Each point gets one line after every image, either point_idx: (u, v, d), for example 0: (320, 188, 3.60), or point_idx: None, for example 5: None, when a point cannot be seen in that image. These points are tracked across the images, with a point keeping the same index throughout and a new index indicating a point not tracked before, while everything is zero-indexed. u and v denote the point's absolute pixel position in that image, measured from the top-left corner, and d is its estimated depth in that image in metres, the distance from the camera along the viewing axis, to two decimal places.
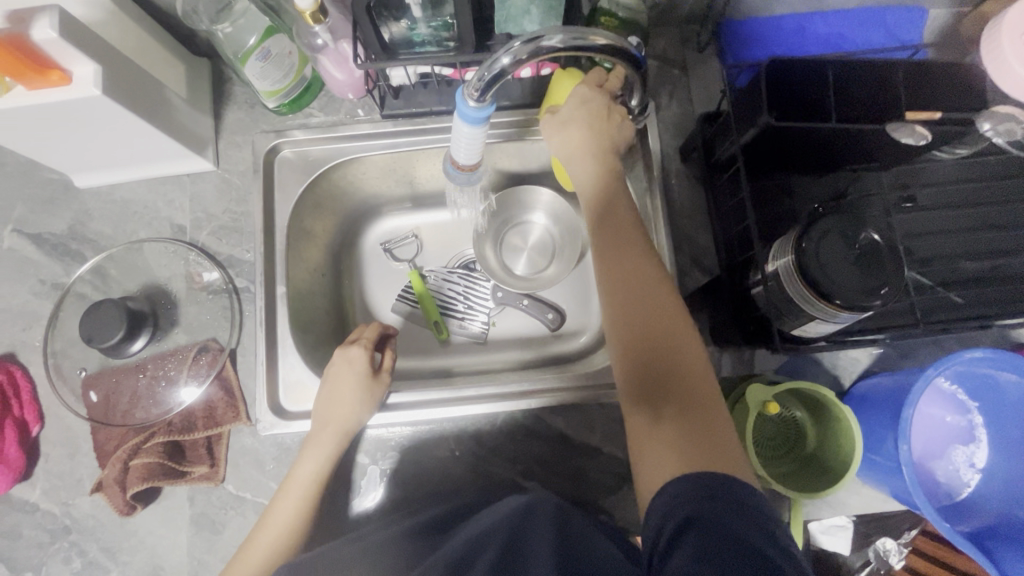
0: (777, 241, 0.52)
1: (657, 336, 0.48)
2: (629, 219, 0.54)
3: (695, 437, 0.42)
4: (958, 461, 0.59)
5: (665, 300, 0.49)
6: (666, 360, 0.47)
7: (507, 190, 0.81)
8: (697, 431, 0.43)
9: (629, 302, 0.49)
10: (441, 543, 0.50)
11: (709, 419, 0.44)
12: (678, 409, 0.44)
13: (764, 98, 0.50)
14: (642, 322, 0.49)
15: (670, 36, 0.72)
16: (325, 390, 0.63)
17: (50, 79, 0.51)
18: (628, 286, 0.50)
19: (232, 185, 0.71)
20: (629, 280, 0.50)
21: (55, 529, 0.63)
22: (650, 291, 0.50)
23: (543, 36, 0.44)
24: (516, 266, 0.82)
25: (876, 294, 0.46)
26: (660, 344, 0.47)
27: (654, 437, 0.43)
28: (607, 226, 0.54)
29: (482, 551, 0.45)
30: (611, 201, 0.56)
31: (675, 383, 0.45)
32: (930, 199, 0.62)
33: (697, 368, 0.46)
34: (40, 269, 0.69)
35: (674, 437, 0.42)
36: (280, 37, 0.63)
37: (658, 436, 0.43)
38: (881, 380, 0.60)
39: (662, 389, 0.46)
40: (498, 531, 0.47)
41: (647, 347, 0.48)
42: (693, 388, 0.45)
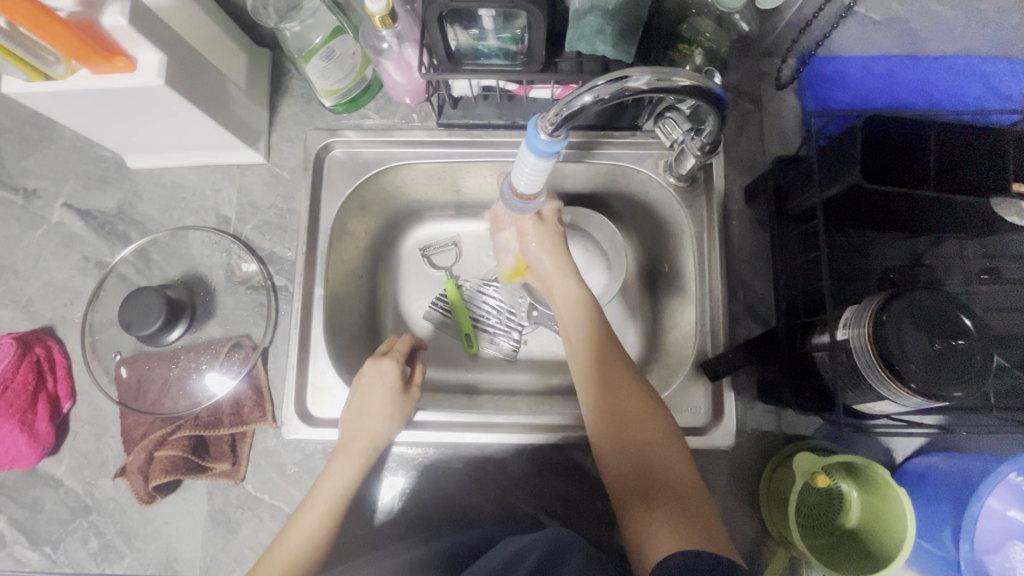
0: (852, 307, 0.49)
1: (634, 434, 0.54)
2: (602, 324, 0.63)
3: (685, 526, 0.47)
4: (1015, 560, 0.55)
5: (640, 403, 0.56)
6: (646, 456, 0.53)
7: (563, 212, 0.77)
8: (684, 517, 0.48)
9: (608, 408, 0.56)
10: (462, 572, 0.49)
11: (692, 505, 0.49)
12: (663, 499, 0.50)
13: (857, 155, 0.46)
14: (620, 425, 0.55)
15: (748, 68, 0.68)
16: (354, 401, 0.62)
17: (115, 65, 0.50)
18: (601, 396, 0.57)
19: (280, 180, 0.70)
20: (605, 386, 0.58)
21: (77, 508, 0.63)
22: (624, 394, 0.57)
23: (630, 76, 0.42)
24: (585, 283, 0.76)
25: (956, 385, 0.43)
26: (637, 441, 0.54)
27: (647, 527, 0.48)
28: (585, 335, 0.62)
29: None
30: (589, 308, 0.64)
31: (656, 480, 0.51)
32: (1016, 273, 0.57)
33: (674, 458, 0.53)
34: (85, 245, 0.69)
35: (667, 525, 0.47)
36: (346, 38, 0.61)
37: (652, 526, 0.48)
38: (941, 464, 0.56)
39: (642, 483, 0.52)
40: (524, 557, 0.46)
41: (625, 444, 0.54)
42: (672, 477, 0.51)
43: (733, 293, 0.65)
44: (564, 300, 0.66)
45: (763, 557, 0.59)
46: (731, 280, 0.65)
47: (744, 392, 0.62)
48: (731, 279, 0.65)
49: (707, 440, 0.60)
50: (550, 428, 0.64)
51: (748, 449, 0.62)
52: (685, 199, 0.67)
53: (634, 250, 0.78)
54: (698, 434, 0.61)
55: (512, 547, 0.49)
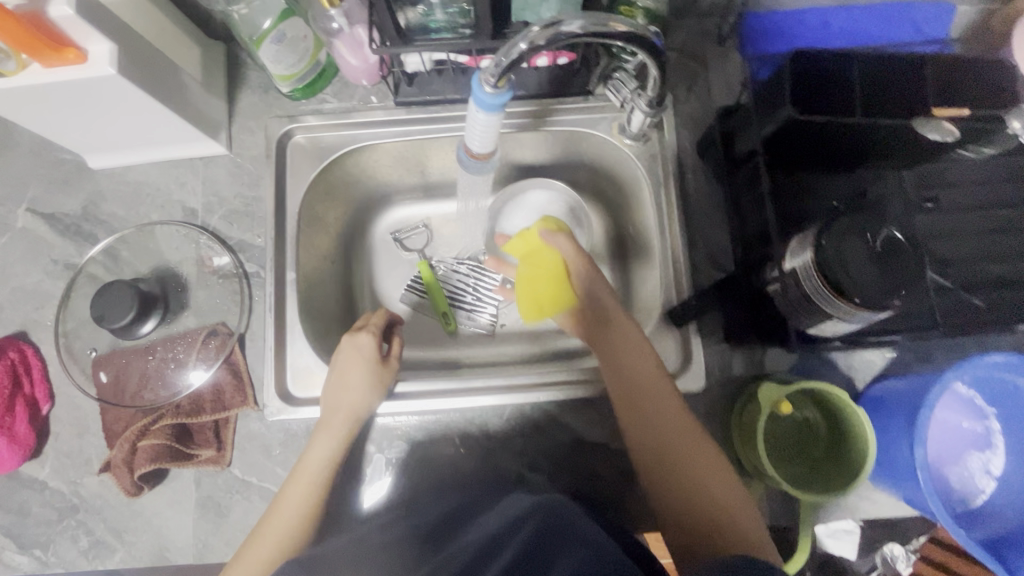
0: (796, 238, 0.51)
1: (682, 469, 0.55)
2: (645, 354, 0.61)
3: None
4: (974, 468, 0.58)
5: (685, 437, 0.56)
6: (695, 492, 0.54)
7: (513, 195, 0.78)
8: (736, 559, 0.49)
9: (653, 441, 0.57)
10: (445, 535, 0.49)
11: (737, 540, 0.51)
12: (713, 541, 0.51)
13: (788, 91, 0.49)
14: (667, 461, 0.56)
15: (690, 27, 0.70)
16: (334, 375, 0.63)
17: (65, 56, 0.51)
18: (647, 429, 0.57)
19: (244, 170, 0.71)
20: (652, 421, 0.57)
21: (64, 507, 0.63)
22: (669, 421, 0.57)
23: (563, 21, 0.43)
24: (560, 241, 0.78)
25: (895, 294, 0.46)
26: (686, 476, 0.55)
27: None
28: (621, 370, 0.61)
29: (496, 557, 0.45)
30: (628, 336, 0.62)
31: (709, 517, 0.53)
32: (953, 200, 0.60)
33: (722, 491, 0.54)
34: (52, 249, 0.69)
35: None
36: (296, 20, 0.63)
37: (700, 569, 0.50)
38: (896, 385, 0.59)
39: (694, 522, 0.53)
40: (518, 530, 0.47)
41: (672, 478, 0.55)
42: (726, 512, 0.53)
43: (693, 244, 0.67)
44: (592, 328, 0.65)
45: (742, 492, 0.62)
46: (691, 232, 0.67)
47: (711, 337, 0.65)
48: (690, 230, 0.67)
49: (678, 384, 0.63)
50: (529, 387, 0.66)
51: (720, 391, 0.64)
52: (641, 157, 0.69)
53: (599, 216, 0.80)
54: (669, 380, 0.63)
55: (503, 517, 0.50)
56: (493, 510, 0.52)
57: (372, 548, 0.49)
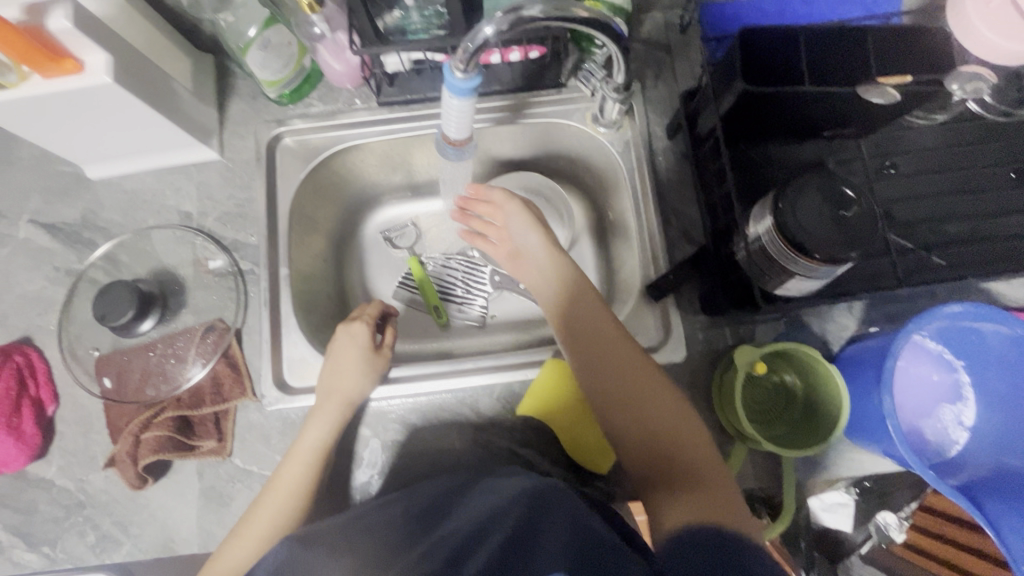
0: (758, 205, 0.54)
1: (637, 403, 0.57)
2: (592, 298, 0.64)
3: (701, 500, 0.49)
4: (947, 420, 0.60)
5: (636, 367, 0.59)
6: (651, 422, 0.56)
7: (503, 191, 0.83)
8: (695, 489, 0.51)
9: (602, 375, 0.59)
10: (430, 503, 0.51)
11: (705, 474, 0.52)
12: (679, 477, 0.52)
13: (739, 64, 0.52)
14: (621, 399, 0.58)
15: (654, 19, 0.74)
16: (330, 362, 0.66)
17: (64, 66, 0.54)
18: (600, 369, 0.59)
19: (236, 173, 0.74)
20: (610, 364, 0.59)
21: (71, 505, 0.65)
22: (621, 357, 0.59)
23: (524, 9, 0.46)
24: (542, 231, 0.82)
25: (852, 247, 0.48)
26: (640, 408, 0.57)
27: (666, 510, 0.50)
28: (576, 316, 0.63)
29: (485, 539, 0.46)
30: (588, 295, 0.65)
31: (666, 453, 0.54)
32: (911, 165, 0.63)
33: (681, 426, 0.55)
34: (54, 257, 0.72)
35: (684, 506, 0.49)
36: (280, 27, 0.66)
37: (672, 504, 0.50)
38: (869, 343, 0.61)
39: (660, 455, 0.54)
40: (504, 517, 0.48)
41: (629, 411, 0.57)
42: (674, 433, 0.55)
43: (668, 222, 0.70)
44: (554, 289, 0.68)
45: (726, 457, 0.64)
46: (664, 211, 0.70)
47: (689, 309, 0.67)
48: (664, 210, 0.70)
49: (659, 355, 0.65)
50: (517, 366, 0.68)
51: (700, 360, 0.66)
52: (613, 143, 0.73)
53: (579, 204, 0.83)
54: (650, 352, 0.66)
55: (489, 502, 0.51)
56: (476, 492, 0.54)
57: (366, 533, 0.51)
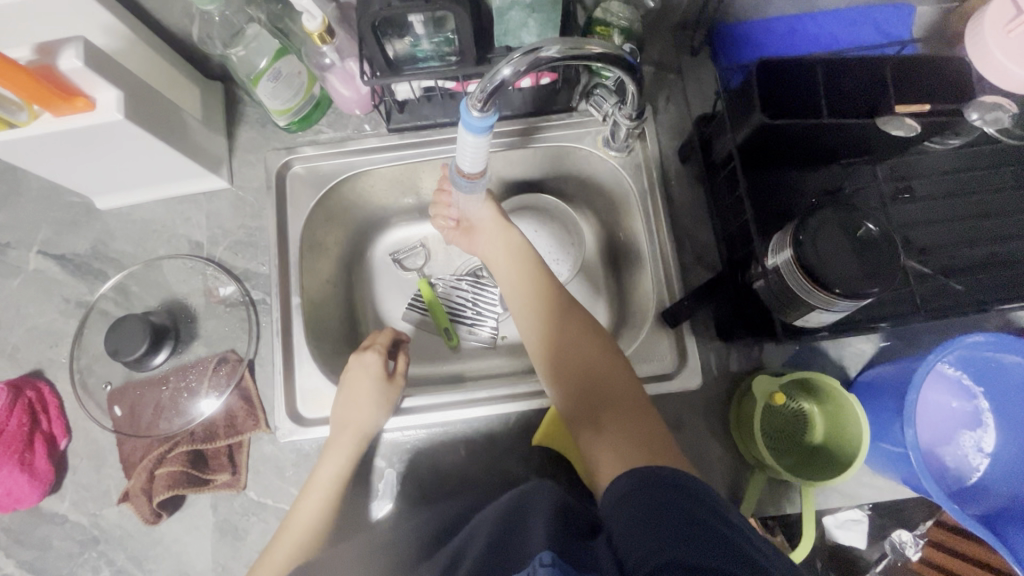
0: (777, 236, 0.54)
1: (580, 358, 0.60)
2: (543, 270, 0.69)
3: (627, 436, 0.52)
4: (967, 447, 0.60)
5: (581, 329, 0.62)
6: (593, 372, 0.58)
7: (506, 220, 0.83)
8: (624, 426, 0.53)
9: (552, 334, 0.63)
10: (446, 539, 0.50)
11: (637, 416, 0.54)
12: (609, 420, 0.54)
13: (757, 97, 0.52)
14: (567, 354, 0.60)
15: (665, 42, 0.74)
16: (344, 393, 0.65)
17: (75, 105, 0.54)
18: (550, 329, 0.63)
19: (246, 202, 0.74)
20: (562, 327, 0.63)
21: (84, 540, 0.65)
22: (566, 322, 0.63)
23: (541, 48, 0.47)
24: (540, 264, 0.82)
25: (874, 282, 0.48)
26: (582, 359, 0.60)
27: (597, 446, 0.52)
28: (531, 282, 0.68)
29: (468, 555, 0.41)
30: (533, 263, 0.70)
31: (604, 394, 0.56)
32: (927, 189, 0.63)
33: (613, 376, 0.58)
34: (64, 288, 0.72)
35: (612, 443, 0.52)
36: (291, 58, 0.66)
37: (602, 445, 0.52)
38: (887, 369, 0.61)
39: (593, 400, 0.56)
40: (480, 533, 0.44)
41: (572, 364, 0.59)
42: (612, 382, 0.57)
43: (681, 246, 0.70)
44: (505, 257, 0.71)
45: (744, 485, 0.63)
46: (677, 234, 0.70)
47: (704, 334, 0.67)
48: (678, 234, 0.70)
49: (675, 382, 0.64)
50: (531, 395, 0.68)
51: (716, 386, 0.66)
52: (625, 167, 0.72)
53: (590, 224, 0.83)
54: (666, 379, 0.65)
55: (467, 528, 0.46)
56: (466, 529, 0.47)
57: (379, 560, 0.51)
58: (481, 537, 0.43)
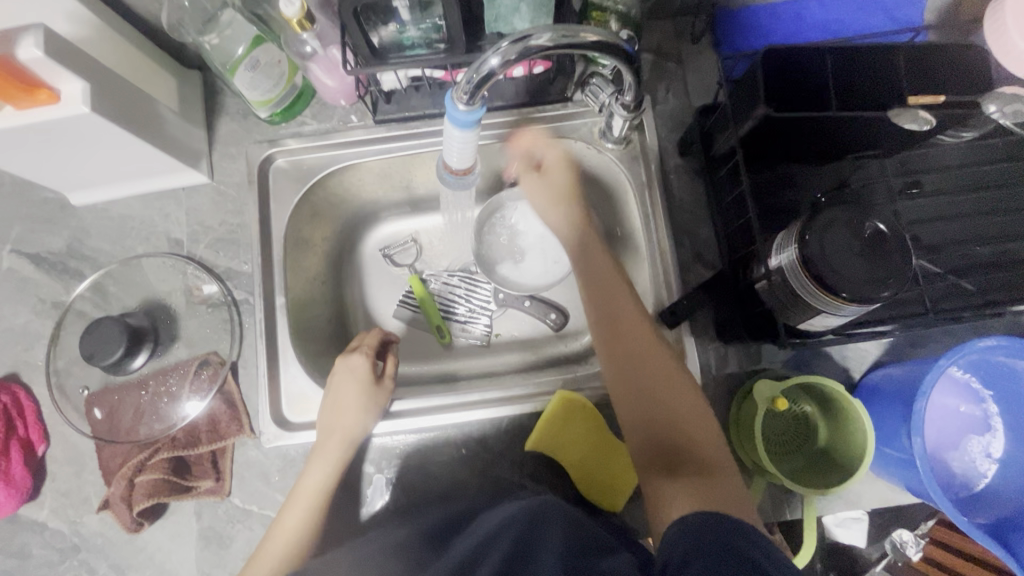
0: (781, 234, 0.51)
1: (656, 389, 0.54)
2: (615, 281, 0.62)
3: (705, 484, 0.47)
4: (974, 452, 0.57)
5: (656, 356, 0.56)
6: (669, 410, 0.53)
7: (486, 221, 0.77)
8: (702, 474, 0.48)
9: (623, 357, 0.57)
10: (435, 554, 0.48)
11: (713, 460, 0.49)
12: (687, 465, 0.49)
13: (761, 88, 0.49)
14: (640, 384, 0.55)
15: (664, 28, 0.70)
16: (330, 397, 0.63)
17: (37, 97, 0.50)
18: (623, 350, 0.57)
19: (227, 197, 0.71)
20: (636, 349, 0.56)
21: (65, 548, 0.63)
22: (639, 344, 0.57)
23: (531, 35, 0.44)
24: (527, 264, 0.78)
25: (883, 285, 0.45)
26: (659, 392, 0.54)
27: (666, 489, 0.47)
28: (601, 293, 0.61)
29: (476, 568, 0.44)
30: (609, 271, 0.62)
31: (680, 436, 0.51)
32: (937, 183, 0.60)
33: (695, 418, 0.52)
34: (39, 288, 0.69)
35: (685, 488, 0.47)
36: (269, 46, 0.63)
37: (671, 485, 0.47)
38: (893, 372, 0.58)
39: (667, 442, 0.51)
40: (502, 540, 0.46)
41: (646, 398, 0.54)
42: (690, 424, 0.52)
43: (681, 244, 0.67)
44: (575, 260, 0.65)
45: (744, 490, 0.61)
46: (677, 230, 0.67)
47: (703, 335, 0.64)
48: (678, 230, 0.67)
49: None
50: (524, 398, 0.65)
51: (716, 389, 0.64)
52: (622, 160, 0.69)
53: None
54: None
55: (490, 527, 0.49)
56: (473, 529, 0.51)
57: (367, 564, 0.49)
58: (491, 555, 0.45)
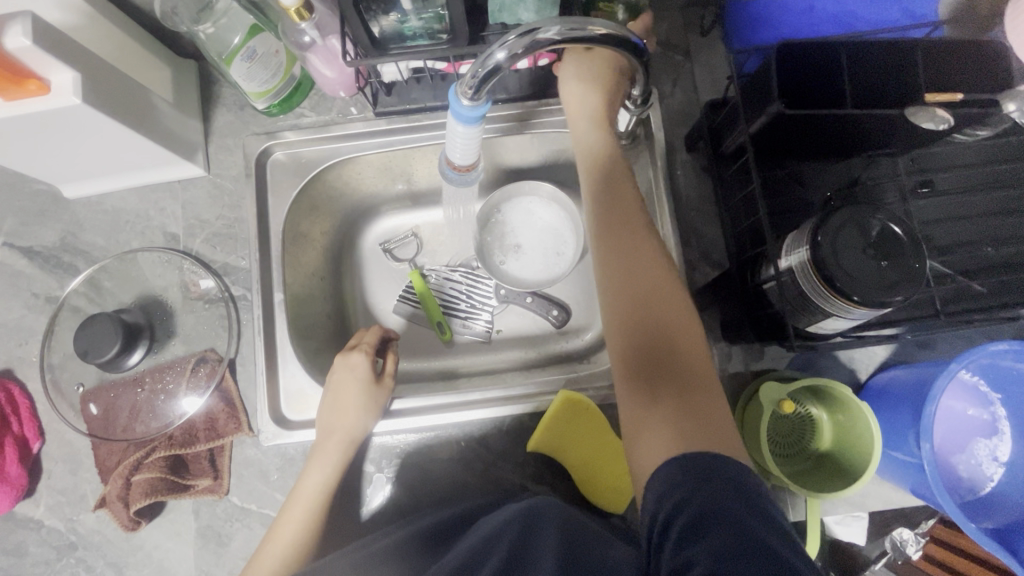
0: (792, 234, 0.50)
1: (654, 304, 0.48)
2: (623, 181, 0.54)
3: (689, 415, 0.42)
4: (981, 456, 0.57)
5: (658, 267, 0.50)
6: (663, 325, 0.47)
7: (485, 221, 0.75)
8: (688, 403, 0.43)
9: (625, 262, 0.50)
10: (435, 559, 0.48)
11: (704, 387, 0.44)
12: (677, 382, 0.44)
13: (775, 84, 0.48)
14: (637, 295, 0.48)
15: (673, 19, 0.69)
16: (329, 396, 0.62)
17: (26, 88, 0.49)
18: (625, 256, 0.50)
19: (224, 190, 0.70)
20: (638, 257, 0.50)
21: (62, 546, 0.62)
22: (644, 253, 0.50)
23: (539, 28, 0.43)
24: (529, 264, 0.75)
25: (896, 290, 0.44)
26: (655, 306, 0.48)
27: (647, 416, 0.43)
28: (602, 193, 0.54)
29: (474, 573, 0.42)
30: (609, 175, 0.55)
31: (671, 355, 0.46)
32: (949, 183, 0.59)
33: (690, 333, 0.47)
34: (33, 282, 0.68)
35: (667, 418, 0.42)
36: (266, 36, 0.61)
37: (653, 412, 0.43)
38: (901, 374, 0.58)
39: (656, 361, 0.46)
40: (502, 540, 0.45)
41: (641, 310, 0.48)
42: (684, 345, 0.46)
43: (686, 241, 0.66)
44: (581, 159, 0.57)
45: None
46: (682, 228, 0.66)
47: (708, 334, 0.63)
48: (684, 227, 0.66)
49: None
50: (526, 397, 0.65)
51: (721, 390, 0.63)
52: (628, 154, 0.68)
53: None
54: None
55: (486, 532, 0.47)
56: (474, 531, 0.50)
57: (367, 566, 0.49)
58: (488, 555, 0.44)
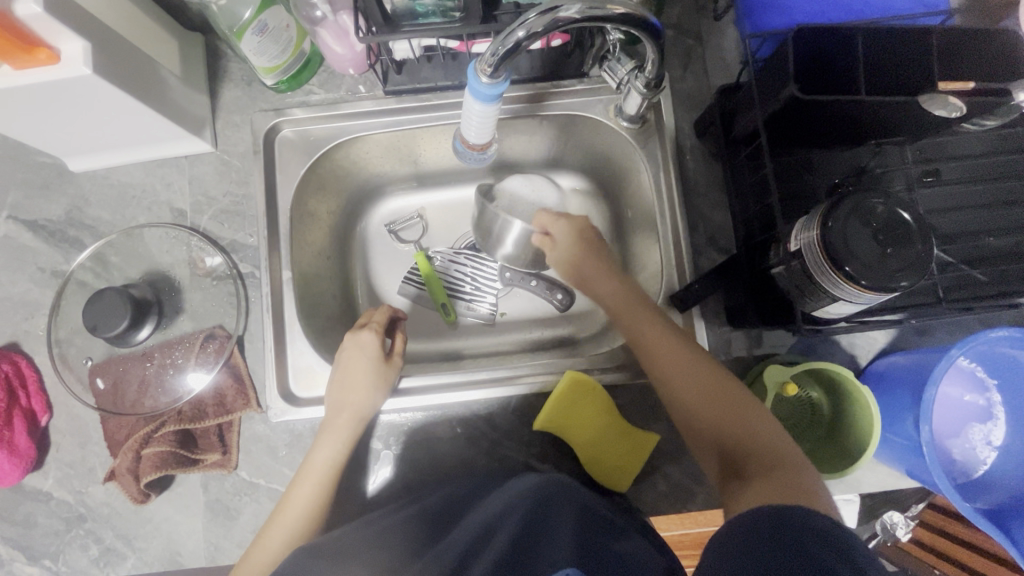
0: (803, 219, 0.51)
1: (705, 403, 0.52)
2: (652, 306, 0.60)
3: (776, 485, 0.44)
4: (976, 440, 0.58)
5: (696, 367, 0.54)
6: (722, 420, 0.51)
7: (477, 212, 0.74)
8: (772, 477, 0.44)
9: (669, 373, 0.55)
10: (445, 536, 0.49)
11: (780, 460, 0.46)
12: (747, 465, 0.47)
13: (791, 68, 0.48)
14: (689, 400, 0.53)
15: (685, 3, 0.69)
16: (337, 374, 0.63)
17: (37, 57, 0.48)
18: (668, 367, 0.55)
19: (232, 167, 0.69)
20: (676, 366, 0.55)
21: (71, 517, 0.63)
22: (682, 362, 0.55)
23: (559, 7, 0.43)
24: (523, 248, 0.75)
25: (903, 275, 0.45)
26: (707, 408, 0.52)
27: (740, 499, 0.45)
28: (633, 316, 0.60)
29: (487, 546, 0.43)
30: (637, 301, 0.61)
31: (738, 445, 0.49)
32: (954, 173, 0.60)
33: (750, 417, 0.50)
34: (38, 256, 0.67)
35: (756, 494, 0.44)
36: (277, 10, 0.60)
37: (742, 494, 0.45)
38: (900, 360, 0.59)
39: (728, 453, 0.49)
40: (515, 515, 0.46)
41: (698, 413, 0.52)
42: (747, 432, 0.49)
43: (694, 226, 0.66)
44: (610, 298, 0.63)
45: None
46: (690, 213, 0.66)
47: (713, 320, 0.64)
48: (691, 213, 0.66)
49: None
50: (532, 377, 0.66)
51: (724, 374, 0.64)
52: (638, 139, 0.68)
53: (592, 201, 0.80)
54: None
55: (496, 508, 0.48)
56: (483, 507, 0.50)
57: (378, 541, 0.49)
58: (500, 528, 0.45)
